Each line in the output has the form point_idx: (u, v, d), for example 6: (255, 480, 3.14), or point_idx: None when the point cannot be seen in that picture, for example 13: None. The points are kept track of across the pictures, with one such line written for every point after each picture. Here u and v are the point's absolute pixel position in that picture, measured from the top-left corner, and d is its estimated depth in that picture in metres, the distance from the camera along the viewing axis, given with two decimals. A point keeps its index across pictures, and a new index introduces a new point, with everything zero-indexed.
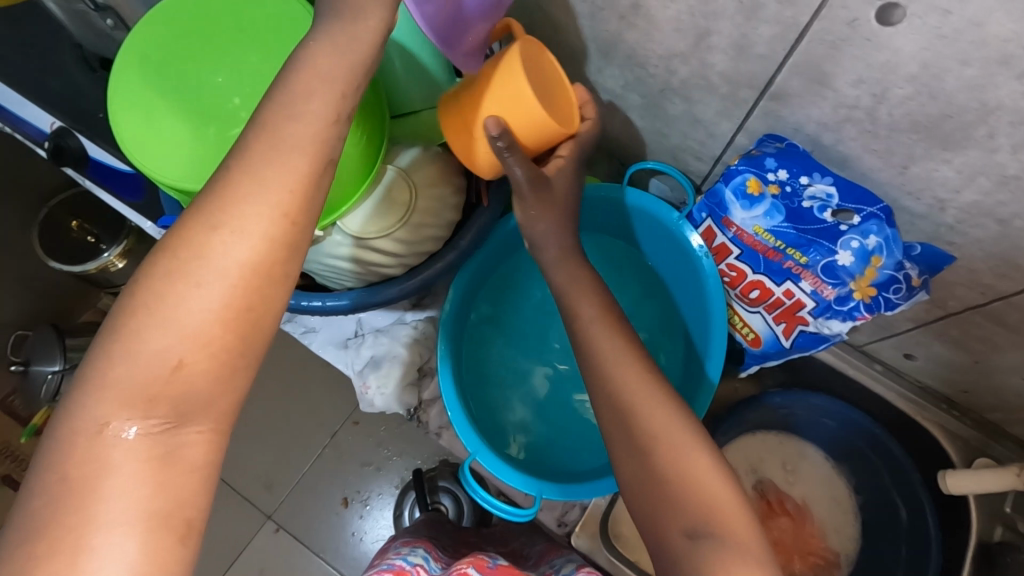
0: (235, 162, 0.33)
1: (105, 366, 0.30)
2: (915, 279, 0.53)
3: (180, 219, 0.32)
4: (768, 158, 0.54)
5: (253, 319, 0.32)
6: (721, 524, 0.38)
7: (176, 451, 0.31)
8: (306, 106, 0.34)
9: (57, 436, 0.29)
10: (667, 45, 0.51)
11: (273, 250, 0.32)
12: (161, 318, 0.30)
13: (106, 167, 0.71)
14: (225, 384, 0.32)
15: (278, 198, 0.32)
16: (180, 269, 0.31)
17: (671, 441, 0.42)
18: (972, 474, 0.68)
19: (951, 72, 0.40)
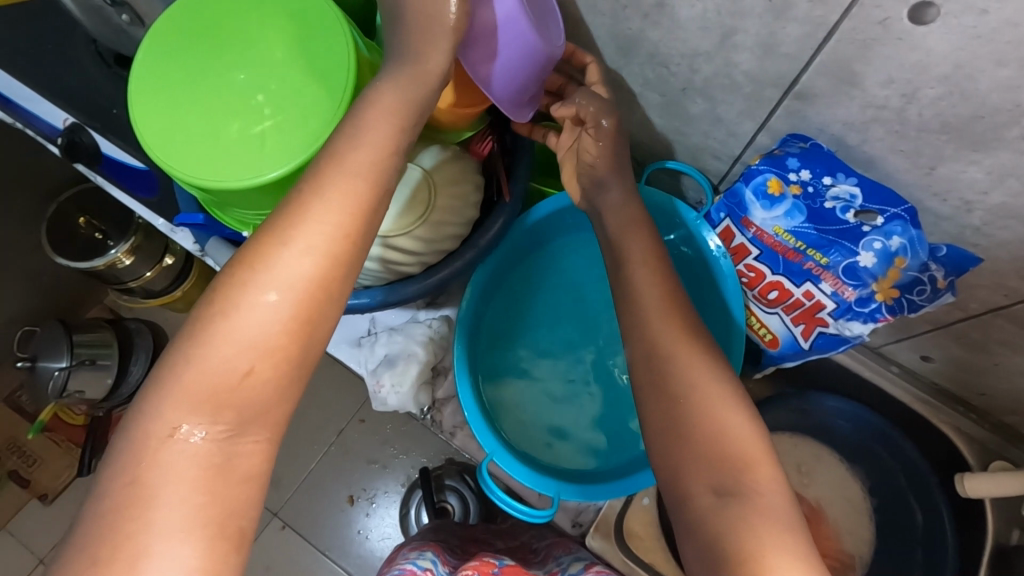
0: (304, 188, 0.40)
1: (181, 378, 0.36)
2: (941, 281, 0.52)
3: (247, 248, 0.39)
4: (791, 158, 0.54)
5: (307, 336, 0.38)
6: (749, 483, 0.39)
7: (233, 457, 0.36)
8: (369, 138, 0.42)
9: (137, 437, 0.35)
10: (691, 44, 0.51)
11: (320, 279, 0.38)
12: (230, 336, 0.37)
13: (119, 164, 0.71)
14: (282, 394, 0.38)
15: (338, 222, 0.39)
16: (248, 292, 0.37)
17: (705, 396, 0.43)
18: (989, 477, 0.67)
19: (985, 72, 0.39)
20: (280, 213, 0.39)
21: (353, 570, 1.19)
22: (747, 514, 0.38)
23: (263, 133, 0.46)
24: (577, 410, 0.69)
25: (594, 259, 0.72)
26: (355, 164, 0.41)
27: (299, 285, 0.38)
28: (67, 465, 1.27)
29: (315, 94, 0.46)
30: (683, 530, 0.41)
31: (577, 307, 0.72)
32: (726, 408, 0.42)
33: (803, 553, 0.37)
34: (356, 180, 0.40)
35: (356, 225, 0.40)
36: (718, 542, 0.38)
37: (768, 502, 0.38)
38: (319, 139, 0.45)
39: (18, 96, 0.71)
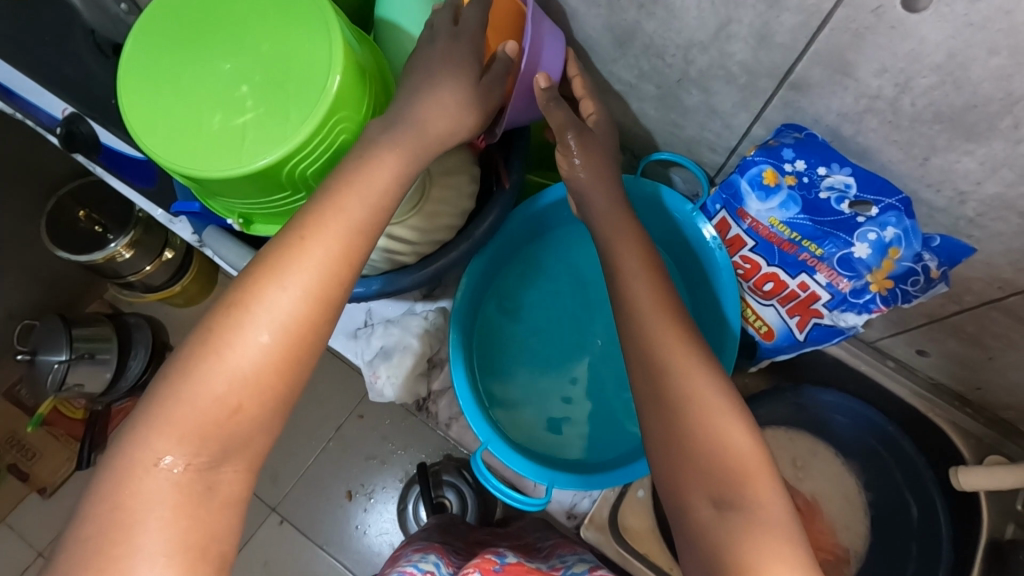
0: (301, 223, 0.41)
1: (166, 409, 0.37)
2: (934, 271, 0.53)
3: (239, 281, 0.40)
4: (785, 149, 0.54)
5: (293, 372, 0.40)
6: (750, 496, 0.39)
7: (214, 486, 0.38)
8: (374, 172, 0.44)
9: (117, 465, 0.36)
10: (686, 35, 0.51)
11: (310, 318, 0.40)
12: (218, 371, 0.38)
13: (119, 154, 0.72)
14: (266, 428, 0.39)
15: (328, 263, 0.41)
16: (237, 326, 0.39)
17: (705, 406, 0.43)
18: (985, 471, 0.68)
19: (978, 61, 0.39)
20: (274, 250, 0.41)
21: (351, 566, 1.19)
22: (748, 525, 0.38)
23: (246, 123, 0.46)
24: (574, 401, 0.69)
25: (591, 259, 0.72)
26: (353, 209, 0.42)
27: (287, 322, 0.39)
28: (67, 457, 1.28)
29: (299, 85, 0.46)
30: (686, 542, 0.41)
31: (572, 307, 0.72)
32: (727, 421, 0.42)
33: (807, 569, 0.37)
34: (352, 224, 0.42)
35: (349, 267, 0.42)
36: (718, 555, 0.38)
37: (770, 516, 0.38)
38: (302, 132, 0.45)
39: (19, 87, 0.72)
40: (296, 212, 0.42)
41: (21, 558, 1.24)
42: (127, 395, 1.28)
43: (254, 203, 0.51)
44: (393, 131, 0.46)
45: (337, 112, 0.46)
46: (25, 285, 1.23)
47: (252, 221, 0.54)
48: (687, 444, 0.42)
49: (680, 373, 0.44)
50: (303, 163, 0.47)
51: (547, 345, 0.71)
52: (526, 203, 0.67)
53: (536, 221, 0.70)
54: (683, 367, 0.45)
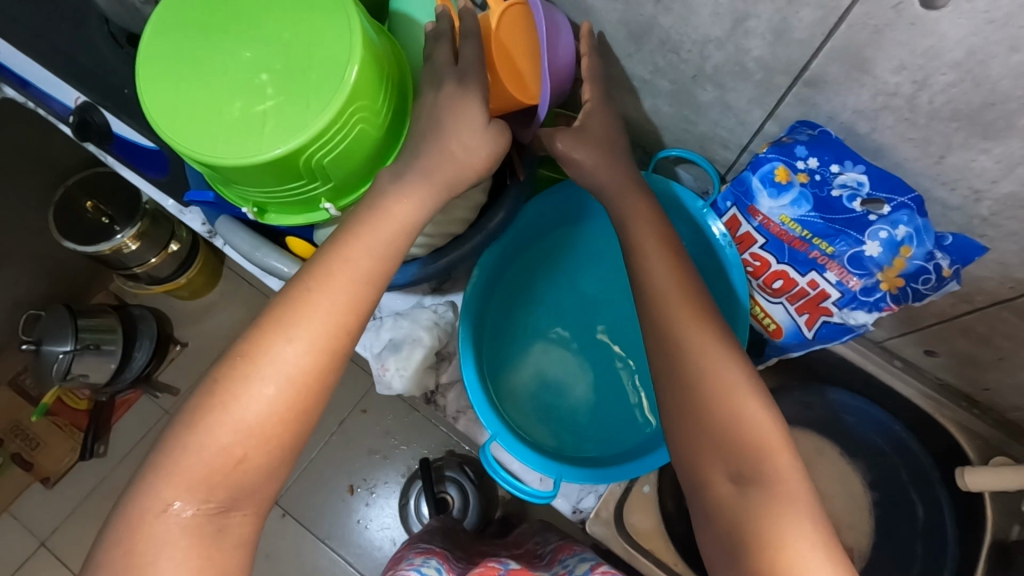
0: (308, 279, 0.45)
1: (176, 458, 0.41)
2: (946, 270, 0.53)
3: (247, 336, 0.43)
4: (799, 146, 0.54)
5: (298, 418, 0.43)
6: (771, 474, 0.42)
7: (225, 528, 0.41)
8: (380, 228, 0.47)
9: (132, 510, 0.40)
10: (702, 30, 0.51)
11: (314, 369, 0.43)
12: (226, 421, 0.41)
13: (131, 144, 0.72)
14: (272, 473, 0.43)
15: (333, 318, 0.44)
16: (244, 378, 0.42)
17: (722, 385, 0.45)
18: (991, 471, 0.68)
19: (997, 58, 0.39)
20: (281, 305, 0.44)
21: (352, 561, 1.19)
22: (768, 502, 0.41)
23: (265, 111, 0.46)
24: (585, 391, 0.69)
25: (607, 260, 0.72)
26: (359, 262, 0.46)
27: (293, 374, 0.43)
28: (70, 447, 1.28)
29: (317, 74, 0.46)
30: (706, 514, 0.44)
31: (584, 304, 0.72)
32: (746, 399, 0.44)
33: (824, 538, 0.40)
34: (357, 277, 0.45)
35: (352, 318, 0.45)
36: (737, 529, 0.41)
37: (790, 490, 0.41)
38: (321, 120, 0.45)
39: (35, 78, 0.73)
40: (304, 265, 0.46)
41: (24, 547, 1.24)
42: (129, 387, 1.29)
43: (269, 192, 0.51)
44: (402, 180, 0.48)
45: (355, 102, 0.46)
46: (31, 275, 1.24)
47: (267, 211, 0.54)
48: (709, 426, 0.44)
49: (702, 354, 0.46)
50: (320, 152, 0.47)
51: (558, 337, 0.71)
52: (540, 194, 0.68)
53: (549, 217, 0.71)
54: (703, 352, 0.46)
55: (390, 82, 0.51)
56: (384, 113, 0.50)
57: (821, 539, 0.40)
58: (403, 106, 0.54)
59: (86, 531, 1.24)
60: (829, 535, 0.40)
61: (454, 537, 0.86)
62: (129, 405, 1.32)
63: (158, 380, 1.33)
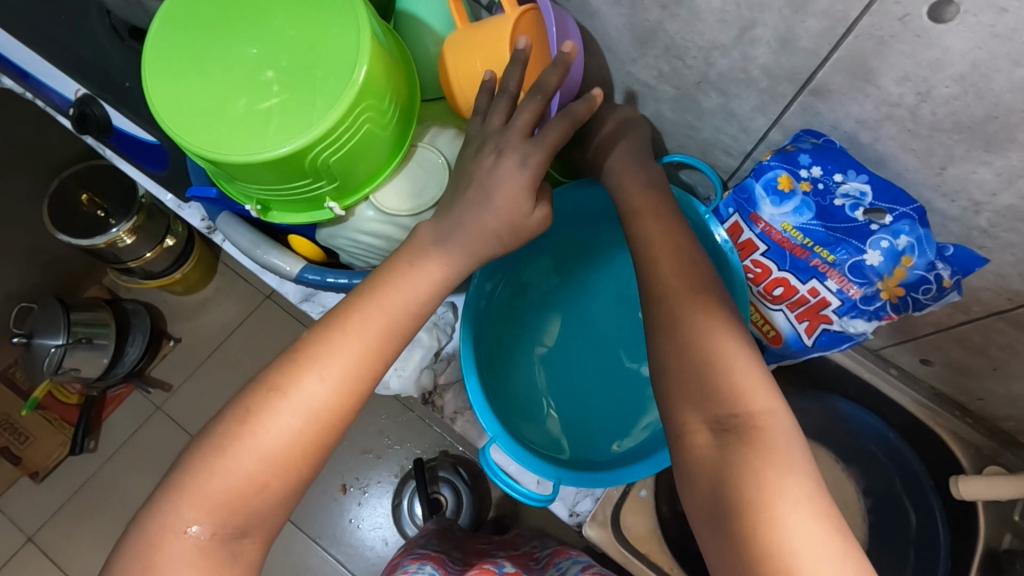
0: (340, 319, 0.45)
1: (197, 482, 0.41)
2: (947, 280, 0.53)
3: (277, 368, 0.44)
4: (802, 155, 0.54)
5: (318, 454, 0.43)
6: (748, 420, 0.41)
7: (236, 553, 0.41)
8: (413, 276, 0.47)
9: (151, 527, 0.40)
10: (708, 37, 0.51)
11: (339, 409, 0.44)
12: (247, 452, 0.41)
13: (131, 138, 0.71)
14: (286, 503, 0.43)
15: (362, 362, 0.45)
16: (269, 412, 0.42)
17: (703, 332, 0.44)
18: (984, 480, 0.69)
19: (1001, 72, 0.40)
20: (314, 343, 0.44)
21: (343, 560, 1.19)
22: (744, 450, 0.39)
23: (271, 108, 0.46)
24: (593, 392, 0.69)
25: (619, 268, 0.71)
26: (393, 309, 0.46)
27: (319, 410, 0.43)
28: (60, 442, 1.27)
29: (325, 73, 0.46)
30: (685, 467, 0.43)
31: (597, 309, 0.72)
32: (727, 345, 0.44)
33: (807, 488, 0.38)
34: (389, 324, 0.46)
35: (379, 363, 0.45)
36: (714, 478, 0.40)
37: (771, 437, 0.40)
38: (328, 119, 0.45)
39: (35, 69, 0.72)
40: (339, 303, 0.46)
41: (12, 543, 1.23)
42: (121, 381, 1.28)
43: (272, 189, 0.50)
44: (447, 244, 0.48)
45: (362, 101, 0.46)
46: (24, 268, 1.23)
47: (270, 208, 0.54)
48: (689, 374, 0.43)
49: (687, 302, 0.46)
50: (325, 150, 0.47)
51: (568, 339, 0.71)
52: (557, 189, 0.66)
53: (565, 217, 0.70)
54: (687, 314, 0.46)
55: (398, 82, 0.51)
56: (390, 112, 0.50)
57: (803, 486, 0.38)
58: (410, 106, 0.54)
59: (75, 527, 1.23)
60: (814, 489, 0.38)
61: (450, 538, 0.87)
62: (120, 400, 1.31)
63: (151, 375, 1.32)
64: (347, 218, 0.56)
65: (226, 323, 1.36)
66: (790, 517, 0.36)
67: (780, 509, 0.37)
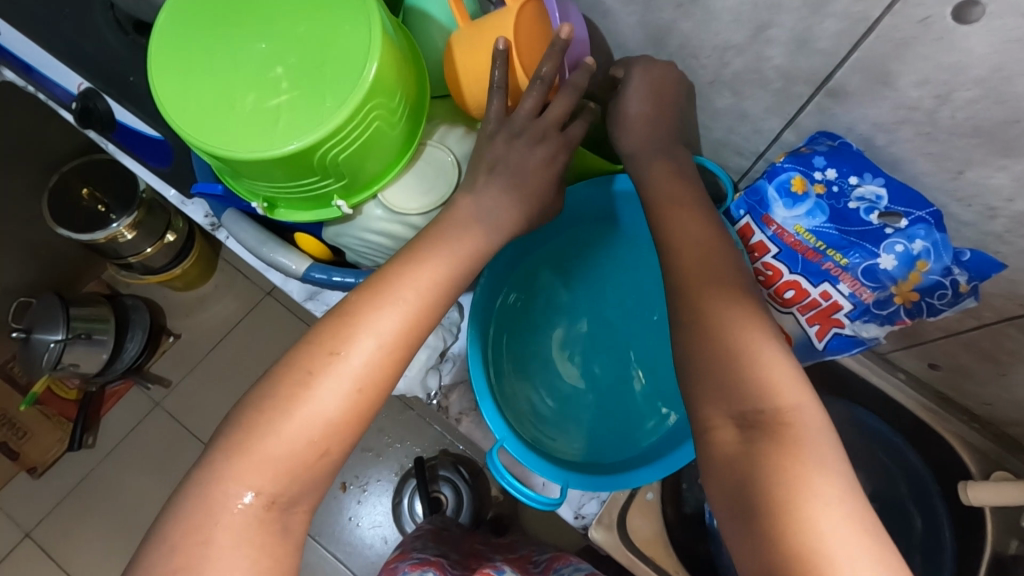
0: (385, 279, 0.45)
1: (249, 447, 0.41)
2: (963, 285, 0.53)
3: (325, 330, 0.44)
4: (816, 157, 0.53)
5: (368, 418, 0.43)
6: (776, 416, 0.40)
7: (289, 520, 0.41)
8: (462, 239, 0.48)
9: (200, 494, 0.40)
10: (723, 37, 0.50)
11: (387, 369, 0.43)
12: (301, 415, 0.41)
13: (134, 133, 0.71)
14: (336, 468, 0.43)
15: (411, 320, 0.44)
16: (321, 373, 0.42)
17: (729, 327, 0.44)
18: (990, 485, 0.68)
19: (1022, 76, 0.39)
20: (361, 303, 0.44)
21: (343, 558, 1.18)
22: (772, 445, 0.39)
23: (280, 105, 0.45)
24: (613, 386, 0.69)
25: (627, 266, 0.71)
26: (438, 270, 0.46)
27: (372, 374, 0.43)
28: (58, 438, 1.26)
29: (336, 70, 0.45)
30: (710, 463, 0.42)
31: (618, 301, 0.70)
32: (753, 337, 0.43)
33: (835, 481, 0.38)
34: (438, 282, 0.46)
35: (424, 323, 0.45)
36: (744, 476, 0.39)
37: (802, 433, 0.39)
38: (337, 117, 0.44)
39: (38, 63, 0.72)
40: (385, 264, 0.46)
41: (8, 539, 1.22)
42: (120, 377, 1.27)
43: (280, 187, 0.50)
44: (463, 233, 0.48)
45: (372, 99, 0.45)
46: (23, 262, 1.22)
47: (277, 206, 0.54)
48: (716, 370, 0.43)
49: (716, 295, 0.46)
50: (334, 149, 0.46)
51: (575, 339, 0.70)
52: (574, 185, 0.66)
53: (584, 209, 0.70)
54: (723, 313, 0.45)
55: (408, 79, 0.50)
56: (399, 110, 0.49)
57: (833, 480, 0.38)
58: (419, 102, 0.53)
59: (73, 522, 1.23)
60: (843, 485, 0.38)
61: (445, 539, 0.87)
62: (119, 397, 1.30)
63: (150, 371, 1.31)
64: (354, 217, 0.55)
65: (225, 319, 1.35)
66: (820, 513, 0.36)
67: (811, 505, 0.36)
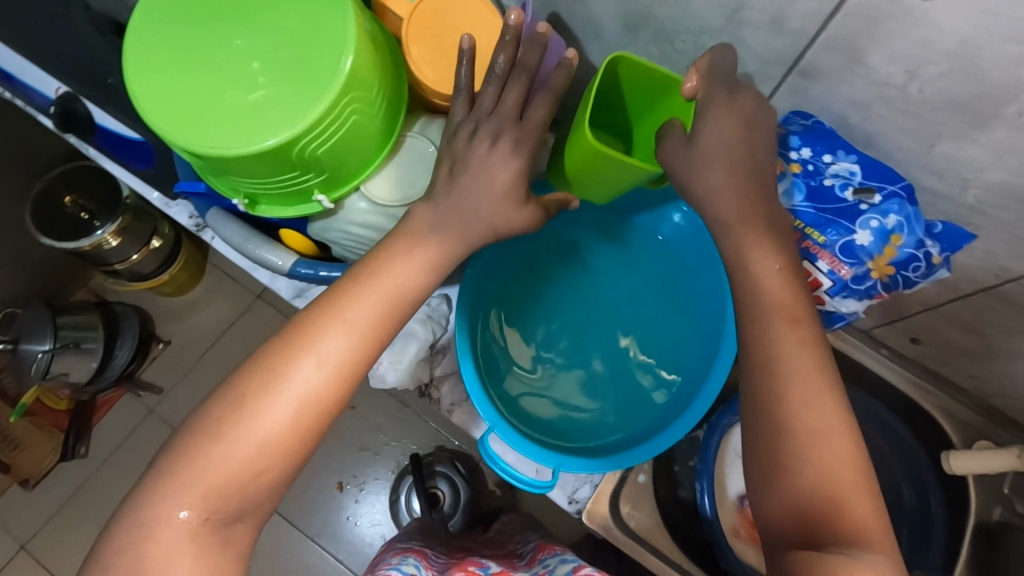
0: (332, 305, 0.45)
1: (189, 467, 0.42)
2: (935, 257, 0.54)
3: (270, 349, 0.44)
4: (792, 137, 0.54)
5: (310, 437, 0.44)
6: (840, 511, 0.40)
7: (229, 537, 0.43)
8: (414, 259, 0.47)
9: (140, 514, 0.41)
10: (699, 20, 0.51)
11: (329, 391, 0.44)
12: (242, 435, 0.42)
13: (114, 135, 0.70)
14: (281, 486, 0.44)
15: (355, 345, 0.45)
16: (263, 393, 0.43)
17: (801, 402, 0.43)
18: (975, 454, 0.69)
19: (988, 48, 0.40)
20: (307, 326, 0.45)
21: (342, 558, 1.18)
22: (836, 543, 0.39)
23: (258, 99, 0.45)
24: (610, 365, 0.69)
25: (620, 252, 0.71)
26: (386, 295, 0.46)
27: (314, 396, 0.44)
28: (52, 447, 1.25)
29: (312, 65, 0.45)
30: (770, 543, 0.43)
31: (593, 287, 0.71)
32: (824, 419, 0.43)
33: None
34: (381, 308, 0.46)
35: (370, 347, 0.46)
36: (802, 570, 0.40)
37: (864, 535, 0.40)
38: (315, 110, 0.44)
39: (13, 69, 0.71)
40: (331, 287, 0.46)
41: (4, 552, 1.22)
42: (111, 386, 1.26)
43: (262, 183, 0.50)
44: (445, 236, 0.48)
45: (349, 92, 0.46)
46: (10, 272, 1.21)
47: (257, 202, 0.53)
48: (777, 451, 0.43)
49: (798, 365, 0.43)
50: (313, 142, 0.46)
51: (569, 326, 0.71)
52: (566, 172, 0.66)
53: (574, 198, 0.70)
54: (803, 397, 0.43)
55: (385, 72, 0.51)
56: (378, 102, 0.50)
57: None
58: (397, 97, 0.53)
59: (69, 533, 1.22)
60: None
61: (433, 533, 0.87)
62: (111, 404, 1.30)
63: (141, 377, 1.30)
64: (338, 211, 0.55)
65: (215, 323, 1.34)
66: None
67: None
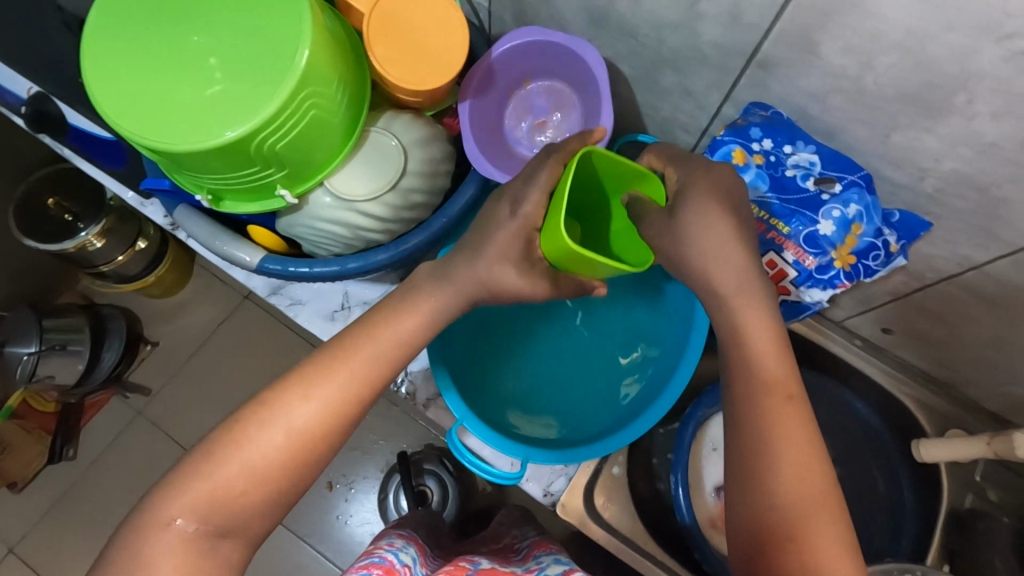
0: (335, 348, 0.48)
1: (184, 486, 0.43)
2: (894, 245, 0.55)
3: (274, 383, 0.47)
4: (753, 128, 0.55)
5: (303, 463, 0.45)
6: (807, 533, 0.43)
7: (214, 552, 0.43)
8: (414, 307, 0.51)
9: (134, 527, 0.42)
10: (658, 15, 0.51)
11: (323, 425, 0.46)
12: (237, 458, 0.44)
13: (88, 134, 0.71)
14: (270, 509, 0.45)
15: (351, 382, 0.47)
16: (262, 421, 0.45)
17: (781, 435, 0.46)
18: (945, 442, 0.70)
19: (935, 37, 0.40)
20: (310, 365, 0.48)
21: (332, 557, 1.19)
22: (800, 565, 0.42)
23: (215, 95, 0.45)
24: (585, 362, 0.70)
25: None
26: (383, 340, 0.49)
27: (308, 427, 0.46)
28: (38, 452, 1.24)
29: (268, 59, 0.45)
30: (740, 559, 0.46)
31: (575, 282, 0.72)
32: (797, 451, 0.45)
33: None
34: (379, 353, 0.49)
35: (367, 387, 0.48)
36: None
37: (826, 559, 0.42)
38: (271, 105, 0.45)
39: None
40: (336, 334, 0.50)
41: None
42: (101, 387, 1.25)
43: (224, 179, 0.50)
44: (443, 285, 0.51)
45: (306, 86, 0.46)
46: None
47: (222, 198, 0.54)
48: (750, 474, 0.46)
49: (775, 414, 0.47)
50: (272, 137, 0.47)
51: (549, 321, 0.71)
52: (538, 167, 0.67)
53: None
54: (784, 432, 0.46)
55: (345, 67, 0.51)
56: (339, 97, 0.50)
57: None
58: (359, 91, 0.54)
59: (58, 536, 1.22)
60: None
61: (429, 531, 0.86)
62: (99, 407, 1.29)
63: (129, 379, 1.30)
64: (302, 207, 0.55)
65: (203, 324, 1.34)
66: None
67: None
